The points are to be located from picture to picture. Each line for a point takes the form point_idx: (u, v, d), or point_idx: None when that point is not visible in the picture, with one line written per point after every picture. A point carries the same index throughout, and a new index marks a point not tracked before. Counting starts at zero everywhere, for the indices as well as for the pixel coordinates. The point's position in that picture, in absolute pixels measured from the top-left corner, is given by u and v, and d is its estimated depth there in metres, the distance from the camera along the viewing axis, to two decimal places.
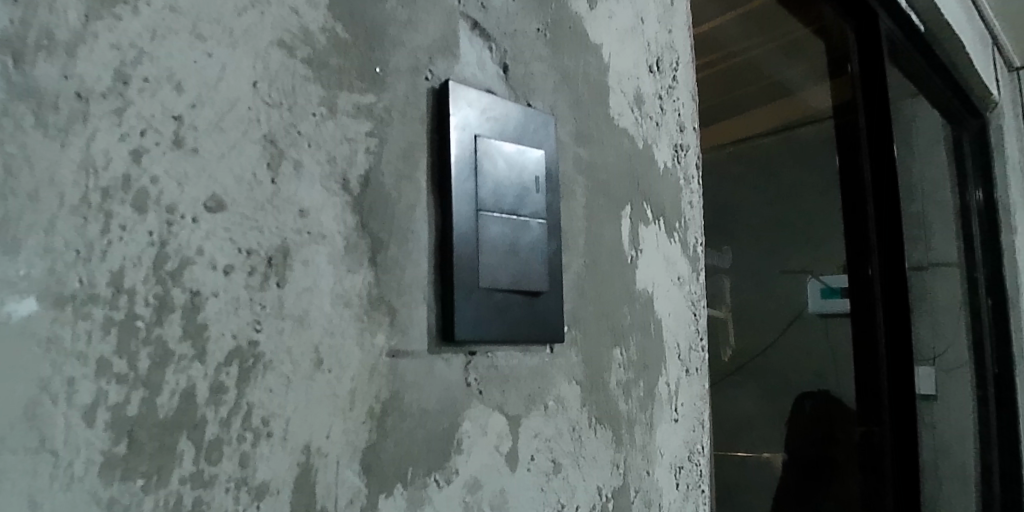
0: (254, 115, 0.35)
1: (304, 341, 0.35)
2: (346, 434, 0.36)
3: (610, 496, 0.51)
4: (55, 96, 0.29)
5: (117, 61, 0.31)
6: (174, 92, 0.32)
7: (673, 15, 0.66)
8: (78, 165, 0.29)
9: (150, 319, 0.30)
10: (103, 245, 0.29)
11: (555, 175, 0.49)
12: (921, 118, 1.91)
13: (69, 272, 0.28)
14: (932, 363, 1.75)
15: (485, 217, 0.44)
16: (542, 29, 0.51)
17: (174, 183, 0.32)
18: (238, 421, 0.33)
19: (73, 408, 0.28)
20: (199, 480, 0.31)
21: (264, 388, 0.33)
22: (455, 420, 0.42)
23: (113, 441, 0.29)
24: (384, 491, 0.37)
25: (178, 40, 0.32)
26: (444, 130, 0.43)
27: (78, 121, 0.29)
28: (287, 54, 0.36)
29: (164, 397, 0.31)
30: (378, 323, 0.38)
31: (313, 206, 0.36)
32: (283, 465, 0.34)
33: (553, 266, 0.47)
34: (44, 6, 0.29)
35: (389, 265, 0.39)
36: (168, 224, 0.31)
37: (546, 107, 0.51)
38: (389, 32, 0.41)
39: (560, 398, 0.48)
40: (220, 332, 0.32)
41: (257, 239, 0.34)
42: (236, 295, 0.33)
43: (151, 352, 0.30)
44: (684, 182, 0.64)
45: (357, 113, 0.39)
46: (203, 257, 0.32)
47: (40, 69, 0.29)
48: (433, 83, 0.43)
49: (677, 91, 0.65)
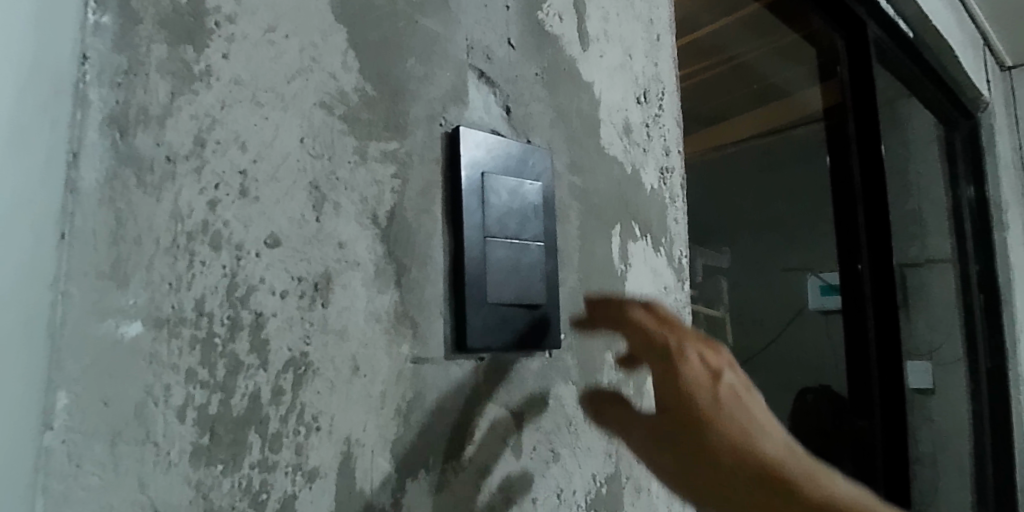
0: (302, 166, 0.42)
1: (344, 352, 0.42)
2: (378, 430, 0.43)
3: (604, 481, 0.58)
4: (150, 160, 0.36)
5: (195, 128, 0.38)
6: (240, 151, 0.40)
7: (658, 49, 0.73)
8: (169, 215, 0.37)
9: (225, 336, 0.38)
10: (188, 278, 0.37)
11: (552, 202, 0.56)
12: (913, 120, 1.95)
13: (164, 299, 0.36)
14: (930, 357, 1.84)
15: (492, 241, 0.51)
16: (540, 73, 0.59)
17: (241, 225, 0.39)
18: (293, 418, 0.40)
19: (169, 408, 0.36)
20: (264, 465, 0.39)
21: (313, 391, 0.41)
22: (468, 416, 0.49)
23: (199, 434, 0.37)
24: (411, 476, 0.45)
25: (242, 108, 0.40)
26: (456, 170, 0.50)
27: (168, 180, 0.37)
28: (327, 113, 0.43)
29: (237, 398, 0.38)
30: (403, 335, 0.46)
31: (350, 239, 0.44)
32: (329, 453, 0.41)
33: (552, 281, 0.55)
34: (141, 87, 0.36)
35: (412, 285, 0.47)
36: (238, 259, 0.39)
37: (543, 142, 0.58)
38: (410, 88, 0.48)
39: (558, 397, 0.56)
40: (279, 345, 0.40)
41: (306, 268, 0.42)
42: (290, 315, 0.41)
43: (226, 363, 0.38)
44: (670, 200, 0.71)
45: (383, 158, 0.46)
46: (264, 284, 0.40)
47: (138, 139, 0.36)
48: (446, 128, 0.51)
49: (663, 118, 0.72)
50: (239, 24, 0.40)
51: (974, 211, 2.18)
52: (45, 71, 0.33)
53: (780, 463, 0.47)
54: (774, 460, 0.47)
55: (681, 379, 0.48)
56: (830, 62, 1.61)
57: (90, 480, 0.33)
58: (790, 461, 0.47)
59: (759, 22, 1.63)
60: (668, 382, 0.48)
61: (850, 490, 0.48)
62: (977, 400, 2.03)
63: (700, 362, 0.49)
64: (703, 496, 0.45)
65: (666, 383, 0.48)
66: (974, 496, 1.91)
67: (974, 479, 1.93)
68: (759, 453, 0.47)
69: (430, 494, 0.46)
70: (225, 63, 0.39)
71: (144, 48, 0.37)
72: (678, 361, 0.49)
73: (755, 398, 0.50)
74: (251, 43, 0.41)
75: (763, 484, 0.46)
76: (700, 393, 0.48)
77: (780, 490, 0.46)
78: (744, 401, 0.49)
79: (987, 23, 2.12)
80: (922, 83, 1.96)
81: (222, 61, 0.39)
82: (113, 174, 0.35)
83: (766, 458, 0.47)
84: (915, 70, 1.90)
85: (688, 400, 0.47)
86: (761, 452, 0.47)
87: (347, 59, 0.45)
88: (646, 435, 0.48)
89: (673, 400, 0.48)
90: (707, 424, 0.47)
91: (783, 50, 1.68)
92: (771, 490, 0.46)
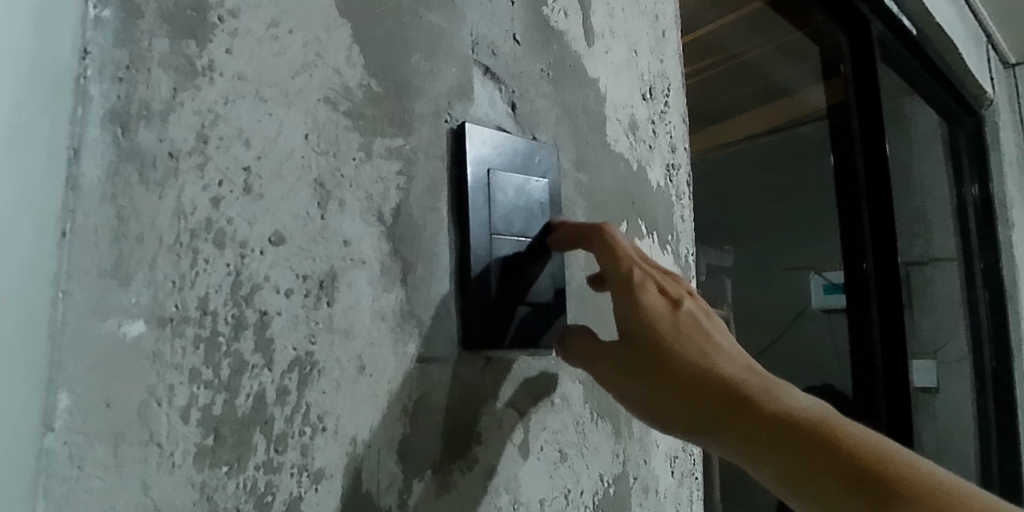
0: (306, 162, 0.41)
1: (349, 351, 0.42)
2: (384, 430, 0.43)
3: (611, 481, 0.58)
4: (152, 156, 0.36)
5: (198, 124, 0.37)
6: (243, 147, 0.39)
7: (664, 45, 0.72)
8: (172, 213, 0.36)
9: (229, 336, 0.37)
10: (192, 276, 0.36)
11: (557, 199, 0.56)
12: (918, 118, 1.94)
13: (167, 298, 0.35)
14: (934, 356, 1.82)
15: (498, 239, 0.51)
16: (545, 69, 0.58)
17: (245, 222, 0.39)
18: (298, 418, 0.39)
19: (173, 409, 0.35)
20: (269, 466, 0.38)
21: (318, 390, 0.40)
22: (475, 415, 0.48)
23: (203, 435, 0.36)
24: (417, 477, 0.44)
25: (246, 104, 0.39)
26: (462, 167, 0.50)
27: (170, 177, 0.36)
28: (331, 109, 0.43)
29: (242, 398, 0.37)
30: (409, 334, 0.45)
31: (355, 237, 0.43)
32: (335, 454, 0.41)
33: (557, 279, 0.54)
34: (143, 82, 0.36)
35: (418, 283, 0.46)
36: (242, 256, 0.38)
37: (549, 138, 0.57)
38: (414, 84, 0.48)
39: (565, 396, 0.55)
40: (284, 344, 0.39)
41: (311, 266, 0.41)
42: (295, 313, 0.40)
43: (230, 362, 0.37)
44: (676, 198, 0.71)
45: (388, 154, 0.45)
46: (268, 283, 0.39)
47: (141, 135, 0.35)
48: (451, 125, 0.50)
49: (669, 115, 0.72)
50: (242, 19, 0.40)
51: (978, 210, 2.17)
52: (43, 69, 0.32)
53: (736, 378, 0.44)
54: (729, 375, 0.44)
55: (633, 300, 0.47)
56: (835, 59, 1.60)
57: (92, 482, 0.32)
58: (748, 377, 0.45)
59: (762, 19, 1.62)
60: (621, 305, 0.48)
61: (813, 410, 0.42)
62: (983, 399, 2.01)
63: (655, 285, 0.48)
64: (635, 405, 0.46)
65: (622, 304, 0.48)
66: None
67: (979, 478, 1.92)
68: (714, 370, 0.45)
69: (437, 494, 0.45)
70: (228, 59, 0.39)
71: (146, 43, 0.36)
72: (636, 285, 0.48)
73: (722, 330, 0.49)
74: (255, 38, 0.40)
75: (715, 399, 0.44)
76: (648, 311, 0.47)
77: (734, 403, 0.43)
78: (703, 326, 0.48)
79: (991, 20, 2.11)
80: (927, 80, 1.95)
81: (225, 56, 0.39)
82: (115, 171, 0.35)
83: (720, 375, 0.45)
84: (918, 67, 1.88)
85: (638, 320, 0.47)
86: (716, 370, 0.45)
87: (351, 54, 0.44)
88: (602, 357, 0.48)
89: (627, 322, 0.47)
90: (648, 340, 0.46)
91: (786, 47, 1.66)
92: (726, 406, 0.43)
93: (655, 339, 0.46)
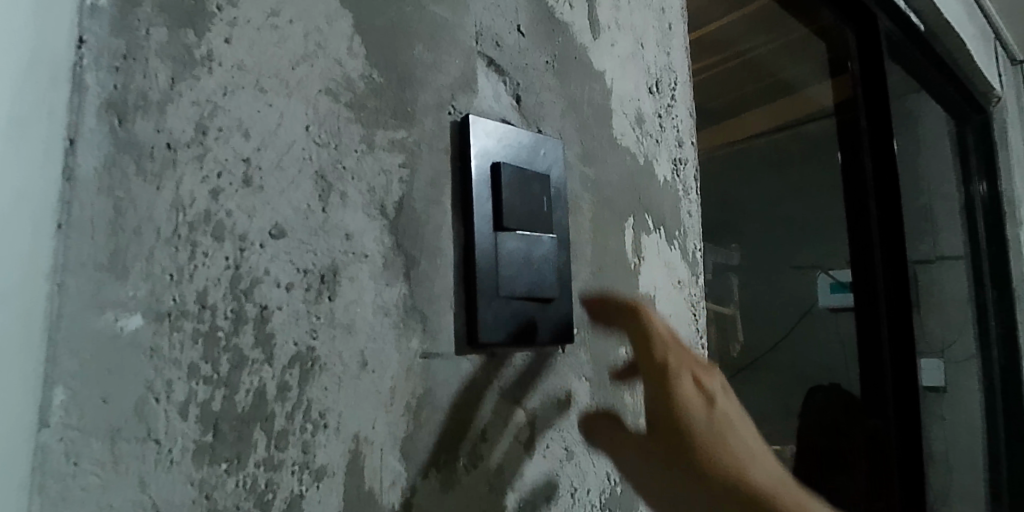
0: (307, 154, 0.41)
1: (351, 346, 0.41)
2: (387, 426, 0.42)
3: (618, 480, 0.57)
4: (150, 146, 0.35)
5: (197, 115, 0.37)
6: (243, 138, 0.38)
7: (670, 38, 0.71)
8: (170, 205, 0.35)
9: (228, 330, 0.37)
10: (190, 269, 0.36)
11: (563, 193, 0.55)
12: (927, 114, 1.92)
13: (165, 292, 0.35)
14: (942, 354, 1.81)
15: (504, 234, 0.49)
16: (549, 61, 0.57)
17: (245, 216, 0.38)
18: (300, 415, 0.39)
19: (171, 405, 0.34)
20: (270, 463, 0.37)
21: (320, 387, 0.39)
22: (480, 412, 0.47)
23: (202, 431, 0.35)
24: (420, 474, 0.43)
25: (245, 94, 0.39)
26: (465, 161, 0.49)
27: (168, 167, 0.36)
28: (333, 100, 0.42)
29: (241, 394, 0.37)
30: (412, 329, 0.44)
31: (356, 230, 0.42)
32: (337, 451, 0.40)
33: (564, 276, 0.53)
34: (140, 71, 0.35)
35: (421, 279, 0.45)
36: (242, 250, 0.38)
37: (555, 132, 0.56)
38: (417, 76, 0.47)
39: (571, 393, 0.54)
40: (285, 340, 0.39)
41: (312, 259, 0.40)
42: (296, 308, 0.39)
43: (230, 358, 0.37)
44: (683, 193, 0.70)
45: (391, 147, 0.45)
46: (269, 277, 0.38)
47: (138, 126, 0.35)
48: (455, 117, 0.49)
49: (676, 109, 0.71)
50: (242, 8, 0.39)
51: (986, 208, 2.15)
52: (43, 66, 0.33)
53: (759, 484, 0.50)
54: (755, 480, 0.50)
55: (676, 398, 0.50)
56: (841, 58, 1.57)
57: (89, 480, 0.32)
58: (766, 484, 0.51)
59: (768, 15, 1.62)
60: (659, 398, 0.50)
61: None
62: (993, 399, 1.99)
63: (694, 381, 0.51)
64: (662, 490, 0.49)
65: (662, 397, 0.50)
66: (988, 496, 1.88)
67: (988, 478, 1.90)
68: (740, 473, 0.50)
69: (441, 492, 0.44)
70: (227, 48, 0.38)
71: (143, 32, 0.35)
72: (678, 385, 0.50)
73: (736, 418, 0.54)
74: (255, 27, 0.39)
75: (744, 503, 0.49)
76: (691, 410, 0.50)
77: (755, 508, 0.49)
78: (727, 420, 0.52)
79: (999, 16, 2.09)
80: (934, 76, 1.93)
81: (224, 46, 0.38)
82: (111, 161, 0.34)
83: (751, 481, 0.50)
84: (925, 64, 1.87)
85: (678, 418, 0.49)
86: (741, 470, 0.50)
87: (353, 44, 0.43)
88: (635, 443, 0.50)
89: (662, 413, 0.50)
90: (687, 438, 0.49)
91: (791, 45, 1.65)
92: (746, 506, 0.49)
93: (694, 437, 0.49)
